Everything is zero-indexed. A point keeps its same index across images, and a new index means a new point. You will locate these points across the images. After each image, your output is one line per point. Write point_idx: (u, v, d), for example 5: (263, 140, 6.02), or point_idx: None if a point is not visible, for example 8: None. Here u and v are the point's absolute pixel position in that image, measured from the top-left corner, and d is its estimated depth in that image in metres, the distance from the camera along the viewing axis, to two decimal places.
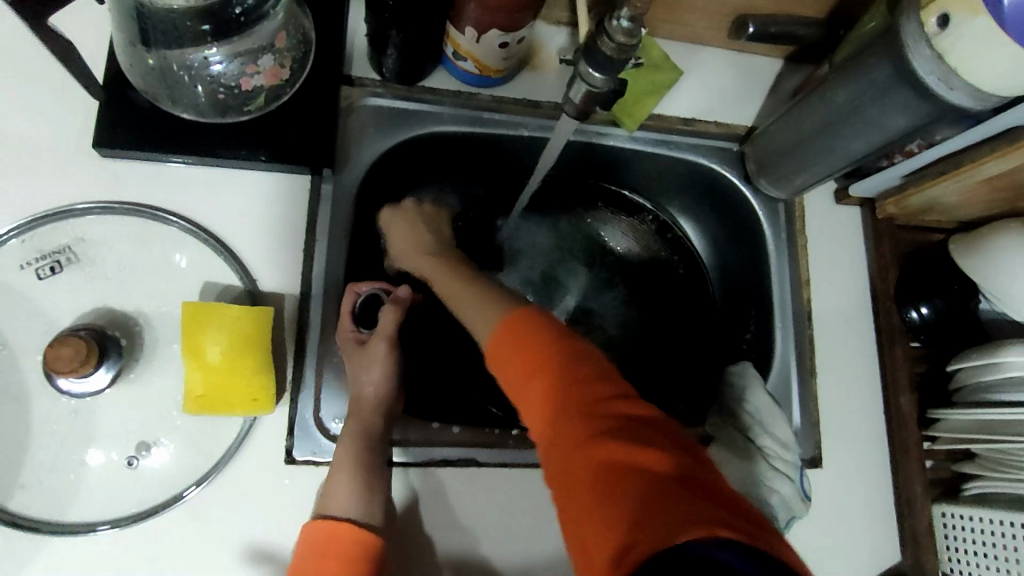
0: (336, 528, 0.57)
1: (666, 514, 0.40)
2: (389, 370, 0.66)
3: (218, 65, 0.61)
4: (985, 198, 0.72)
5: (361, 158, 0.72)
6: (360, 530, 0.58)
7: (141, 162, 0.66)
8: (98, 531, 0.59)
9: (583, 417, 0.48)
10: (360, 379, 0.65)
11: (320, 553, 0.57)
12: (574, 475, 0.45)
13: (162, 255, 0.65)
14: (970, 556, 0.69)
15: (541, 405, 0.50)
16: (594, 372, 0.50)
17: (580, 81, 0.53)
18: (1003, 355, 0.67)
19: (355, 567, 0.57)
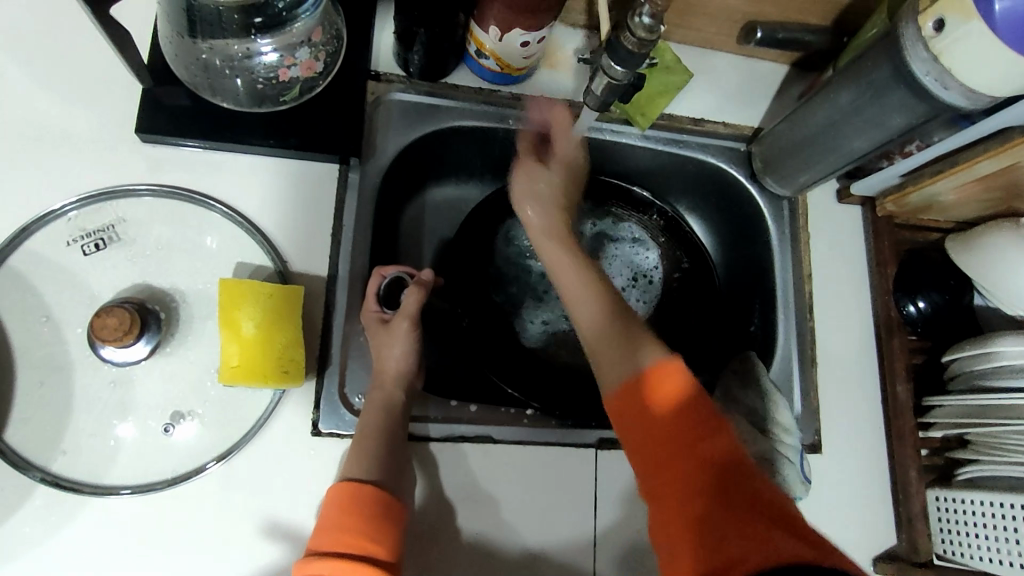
0: (356, 488, 0.59)
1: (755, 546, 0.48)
2: (411, 347, 0.69)
3: (261, 57, 0.65)
4: (979, 197, 0.75)
5: (389, 148, 0.75)
6: (379, 490, 0.60)
7: (181, 148, 0.69)
8: (124, 494, 0.62)
9: (698, 472, 0.53)
10: (385, 357, 0.68)
11: (340, 509, 0.59)
12: (683, 526, 0.51)
13: (198, 236, 0.68)
14: (962, 536, 0.72)
15: (654, 451, 0.55)
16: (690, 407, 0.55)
17: (602, 74, 0.57)
18: (995, 346, 0.70)
19: (373, 524, 0.58)
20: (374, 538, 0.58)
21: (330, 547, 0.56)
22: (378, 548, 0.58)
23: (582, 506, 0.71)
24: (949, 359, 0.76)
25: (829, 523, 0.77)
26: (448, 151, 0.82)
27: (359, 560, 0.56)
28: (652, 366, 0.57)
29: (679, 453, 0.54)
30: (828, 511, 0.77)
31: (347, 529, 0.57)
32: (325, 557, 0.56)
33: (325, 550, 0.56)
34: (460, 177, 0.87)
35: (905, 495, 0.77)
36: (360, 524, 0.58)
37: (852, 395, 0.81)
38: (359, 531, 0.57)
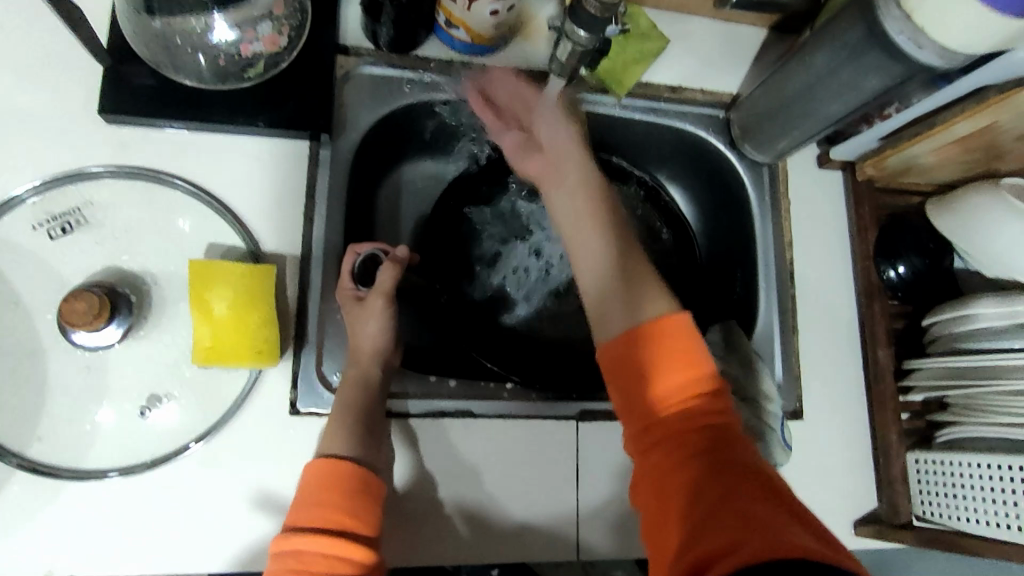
0: (334, 465, 0.59)
1: (742, 532, 0.45)
2: (386, 324, 0.68)
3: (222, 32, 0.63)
4: (958, 158, 0.75)
5: (359, 123, 0.74)
6: (358, 466, 0.60)
7: (147, 128, 0.68)
8: (110, 477, 0.62)
9: (687, 438, 0.52)
10: (358, 338, 0.67)
11: (319, 484, 0.58)
12: (673, 487, 0.50)
13: (168, 217, 0.67)
14: (941, 497, 0.73)
15: (649, 416, 0.54)
16: (688, 391, 0.54)
17: (566, 39, 0.56)
18: (972, 307, 0.71)
19: (354, 500, 0.58)
20: (353, 511, 0.57)
21: (310, 523, 0.55)
22: (358, 521, 0.57)
23: (564, 478, 0.71)
24: (929, 322, 0.76)
25: (810, 488, 0.77)
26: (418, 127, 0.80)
27: (341, 532, 0.56)
28: (655, 340, 0.56)
29: (673, 441, 0.52)
30: (809, 476, 0.78)
31: (325, 502, 0.57)
32: (305, 532, 0.55)
33: (302, 525, 0.55)
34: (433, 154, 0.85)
35: (885, 458, 0.77)
36: (341, 497, 0.58)
37: (833, 361, 0.81)
38: (339, 505, 0.57)
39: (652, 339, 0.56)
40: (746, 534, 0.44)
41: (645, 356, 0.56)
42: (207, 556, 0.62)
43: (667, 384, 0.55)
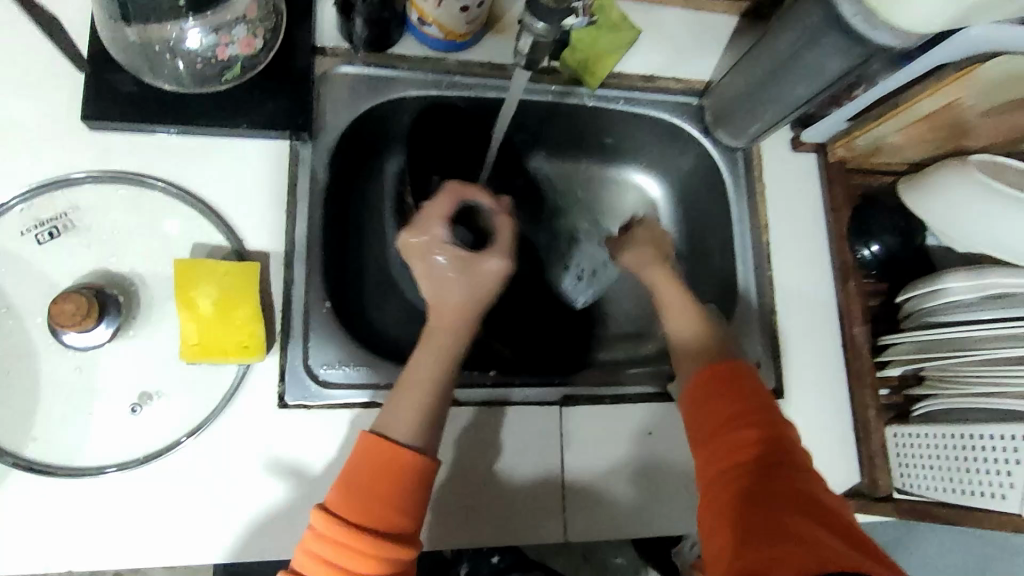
0: (396, 451, 0.56)
1: (796, 548, 0.51)
2: (501, 276, 0.64)
3: (195, 38, 0.65)
4: (925, 135, 0.76)
5: (338, 122, 0.76)
6: (421, 457, 0.57)
7: (130, 133, 0.70)
8: (106, 473, 0.63)
9: (752, 465, 0.59)
10: (490, 278, 0.63)
11: (374, 470, 0.55)
12: (734, 509, 0.57)
13: (154, 219, 0.69)
14: (918, 468, 0.74)
15: (718, 446, 0.62)
16: (754, 427, 0.62)
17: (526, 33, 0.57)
18: (941, 282, 0.72)
19: (406, 495, 0.55)
20: (406, 509, 0.55)
21: (350, 517, 0.53)
22: (405, 520, 0.55)
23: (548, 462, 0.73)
24: (901, 298, 0.78)
25: None
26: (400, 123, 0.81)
27: (383, 539, 0.53)
28: (725, 382, 0.65)
29: (739, 468, 0.60)
30: None
31: (378, 496, 0.54)
32: (348, 524, 0.53)
33: (347, 517, 0.53)
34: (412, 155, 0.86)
35: (864, 433, 0.79)
36: (397, 501, 0.55)
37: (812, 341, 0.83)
38: (390, 504, 0.54)
39: (722, 382, 0.65)
40: (798, 549, 0.51)
41: (714, 396, 0.65)
42: (206, 546, 0.64)
43: (735, 419, 0.63)
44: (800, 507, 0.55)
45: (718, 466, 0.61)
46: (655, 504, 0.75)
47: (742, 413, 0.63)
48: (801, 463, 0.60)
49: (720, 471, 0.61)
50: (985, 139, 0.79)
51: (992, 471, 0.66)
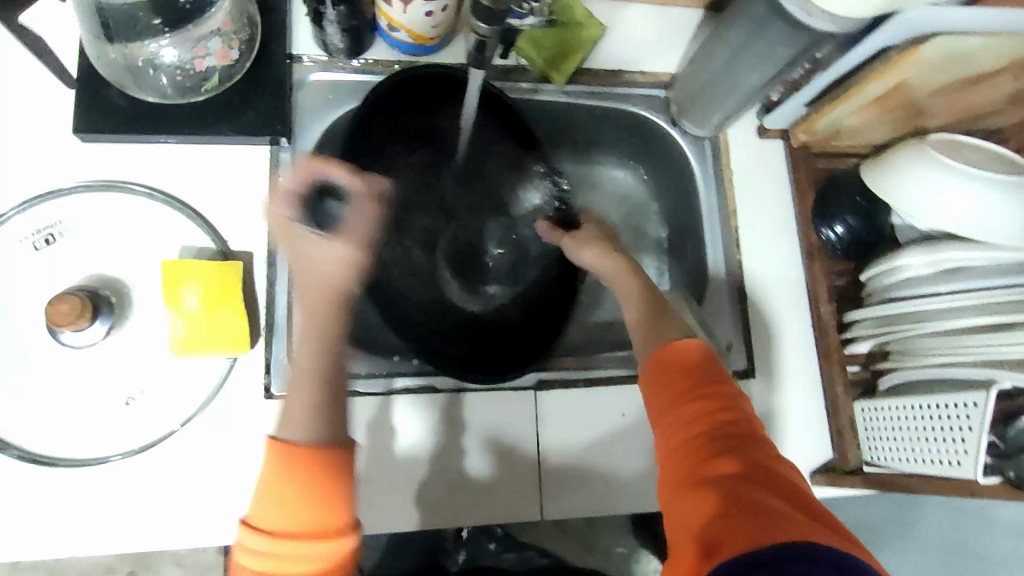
0: (300, 455, 0.52)
1: (761, 526, 0.49)
2: (343, 264, 0.53)
3: (172, 52, 0.69)
4: (881, 116, 0.79)
5: (315, 126, 0.80)
6: (332, 454, 0.52)
7: (119, 144, 0.74)
8: (113, 461, 0.68)
9: (712, 440, 0.57)
10: (331, 268, 0.53)
11: (285, 475, 0.51)
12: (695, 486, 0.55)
13: (144, 224, 0.73)
14: (884, 440, 0.76)
15: (678, 421, 0.59)
16: (714, 400, 0.60)
17: None
18: (899, 258, 0.74)
19: (329, 493, 0.52)
20: (335, 508, 0.52)
21: (280, 530, 0.50)
22: (335, 519, 0.52)
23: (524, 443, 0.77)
24: (863, 275, 0.80)
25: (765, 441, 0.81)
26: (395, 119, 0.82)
27: (315, 536, 0.51)
28: (680, 360, 0.62)
29: (697, 441, 0.57)
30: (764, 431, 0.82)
31: (300, 498, 0.51)
32: (270, 531, 0.50)
33: (269, 526, 0.50)
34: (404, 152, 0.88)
35: (835, 409, 0.81)
36: (331, 504, 0.52)
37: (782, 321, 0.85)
38: (323, 510, 0.51)
39: (675, 358, 0.63)
40: (762, 526, 0.49)
41: (671, 372, 0.62)
42: (202, 528, 0.68)
43: (695, 394, 0.60)
44: (763, 485, 0.53)
45: (678, 441, 0.59)
46: (632, 481, 0.79)
47: (701, 387, 0.60)
48: (763, 439, 0.58)
49: (679, 445, 0.58)
50: (943, 117, 0.81)
51: (947, 440, 0.67)
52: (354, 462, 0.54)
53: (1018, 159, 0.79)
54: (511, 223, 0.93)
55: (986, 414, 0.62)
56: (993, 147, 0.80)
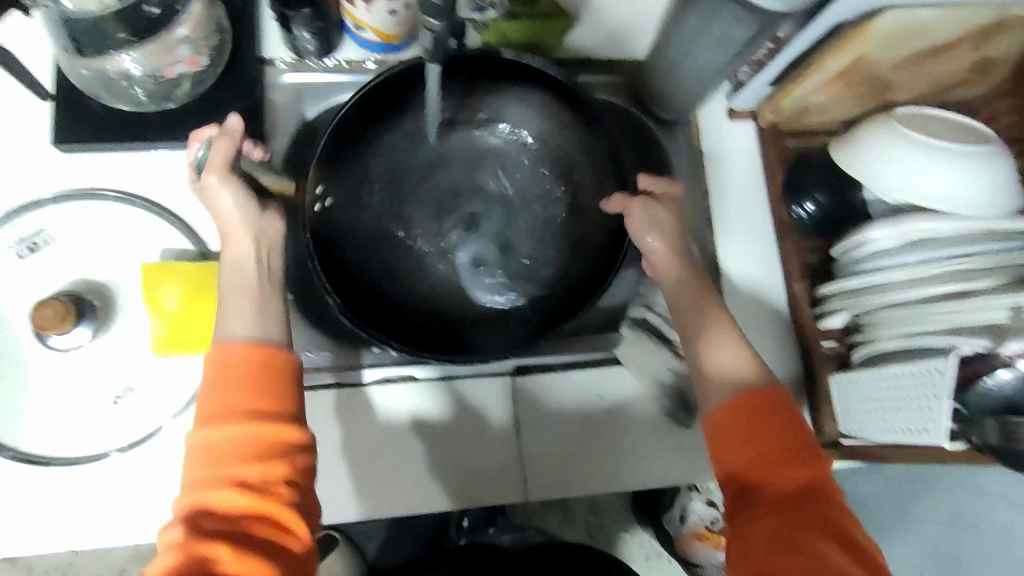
0: (229, 346, 0.60)
1: None
2: (236, 194, 0.65)
3: (138, 66, 0.71)
4: (847, 93, 0.79)
5: (286, 126, 0.83)
6: (262, 347, 0.60)
7: (98, 154, 0.76)
8: (110, 456, 0.70)
9: (789, 496, 0.59)
10: (221, 204, 0.66)
11: (221, 370, 0.59)
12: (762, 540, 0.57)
13: (125, 228, 0.75)
14: (856, 412, 0.76)
15: (754, 472, 0.61)
16: (797, 459, 0.60)
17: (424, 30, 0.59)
18: (865, 231, 0.75)
19: (266, 379, 0.60)
20: (275, 400, 0.59)
21: (227, 411, 0.57)
22: (277, 408, 0.59)
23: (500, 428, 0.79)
24: (833, 250, 0.80)
25: None
26: (393, 122, 0.79)
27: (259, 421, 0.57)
28: (767, 415, 0.62)
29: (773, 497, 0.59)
30: None
31: (242, 389, 0.59)
32: (218, 420, 0.57)
33: (214, 412, 0.57)
34: (426, 155, 0.82)
35: (811, 383, 0.82)
36: (268, 393, 0.59)
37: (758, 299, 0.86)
38: (266, 397, 0.59)
39: (761, 412, 0.62)
40: None
41: (755, 425, 0.62)
42: None
43: (779, 449, 0.61)
44: (833, 547, 0.56)
45: (755, 489, 0.60)
46: (613, 464, 0.81)
47: (785, 442, 0.61)
48: (840, 503, 0.59)
49: (756, 494, 0.60)
50: (909, 92, 0.82)
51: (917, 407, 0.67)
52: (298, 364, 0.62)
53: (982, 130, 0.78)
54: (519, 172, 0.83)
55: (950, 380, 0.63)
56: (962, 120, 0.79)
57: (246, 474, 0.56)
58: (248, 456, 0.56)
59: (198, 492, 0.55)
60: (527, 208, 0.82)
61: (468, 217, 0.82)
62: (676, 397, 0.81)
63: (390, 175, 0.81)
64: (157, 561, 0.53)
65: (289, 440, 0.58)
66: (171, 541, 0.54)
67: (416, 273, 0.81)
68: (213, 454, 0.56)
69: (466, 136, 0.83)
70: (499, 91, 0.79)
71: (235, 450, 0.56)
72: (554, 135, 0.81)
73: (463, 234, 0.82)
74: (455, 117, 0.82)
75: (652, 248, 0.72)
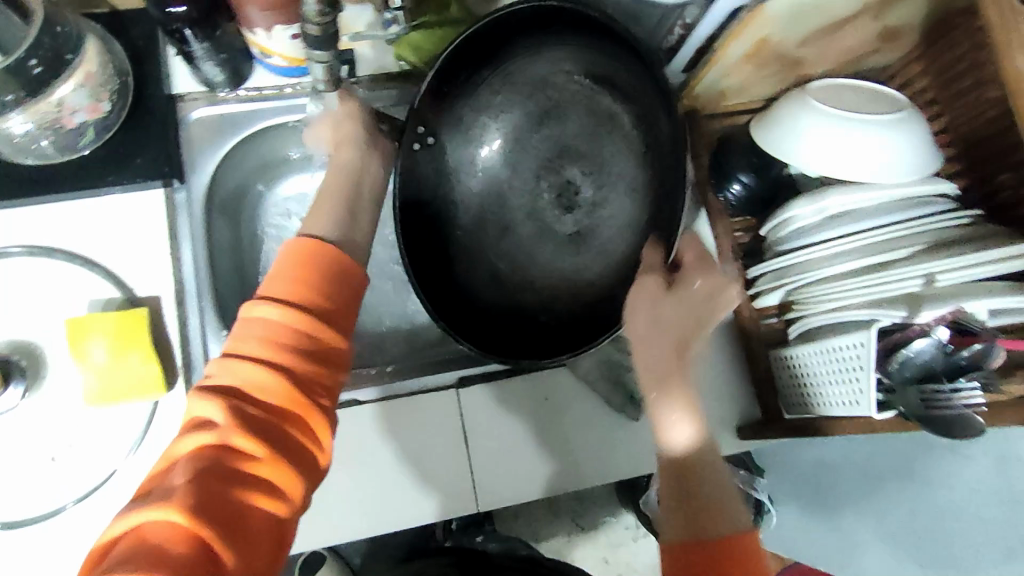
0: (313, 245, 0.55)
1: None
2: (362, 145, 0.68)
3: (31, 125, 0.69)
4: (757, 73, 0.80)
5: (206, 164, 0.81)
6: (329, 249, 0.56)
7: (12, 210, 0.75)
8: (64, 510, 0.70)
9: None
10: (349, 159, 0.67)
11: (294, 263, 0.54)
12: None
13: (46, 283, 0.74)
14: (792, 385, 0.79)
15: None
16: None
17: (312, 61, 0.58)
18: (787, 212, 0.75)
19: (328, 277, 0.55)
20: (331, 301, 0.54)
21: (289, 298, 0.52)
22: (334, 308, 0.54)
23: (452, 438, 0.80)
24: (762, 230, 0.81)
25: None
26: (512, 89, 0.76)
27: (317, 323, 0.53)
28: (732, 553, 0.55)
29: None
30: None
31: (296, 281, 0.53)
32: (275, 301, 0.52)
33: (272, 298, 0.52)
34: (537, 94, 0.76)
35: (753, 361, 0.84)
36: (334, 296, 0.55)
37: None
38: (321, 296, 0.54)
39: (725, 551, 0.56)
40: None
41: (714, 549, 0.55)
42: None
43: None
44: None
45: None
46: (565, 464, 0.81)
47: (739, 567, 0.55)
48: None
49: None
50: (822, 65, 0.82)
51: (847, 381, 0.68)
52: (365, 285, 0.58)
53: (895, 97, 0.78)
54: (583, 131, 0.77)
55: (871, 353, 0.64)
56: (875, 87, 0.80)
57: (296, 365, 0.51)
58: (300, 350, 0.51)
59: (242, 370, 0.49)
60: (618, 199, 0.77)
61: (591, 198, 0.78)
62: (621, 392, 0.82)
63: (494, 115, 0.76)
64: (191, 432, 0.48)
65: (337, 353, 0.54)
66: (211, 415, 0.48)
67: (514, 240, 0.79)
68: (267, 337, 0.51)
69: (576, 90, 0.75)
70: (601, 51, 0.71)
71: (286, 341, 0.51)
72: (661, 121, 0.71)
73: (555, 208, 0.78)
74: (554, 70, 0.75)
75: (647, 308, 0.64)
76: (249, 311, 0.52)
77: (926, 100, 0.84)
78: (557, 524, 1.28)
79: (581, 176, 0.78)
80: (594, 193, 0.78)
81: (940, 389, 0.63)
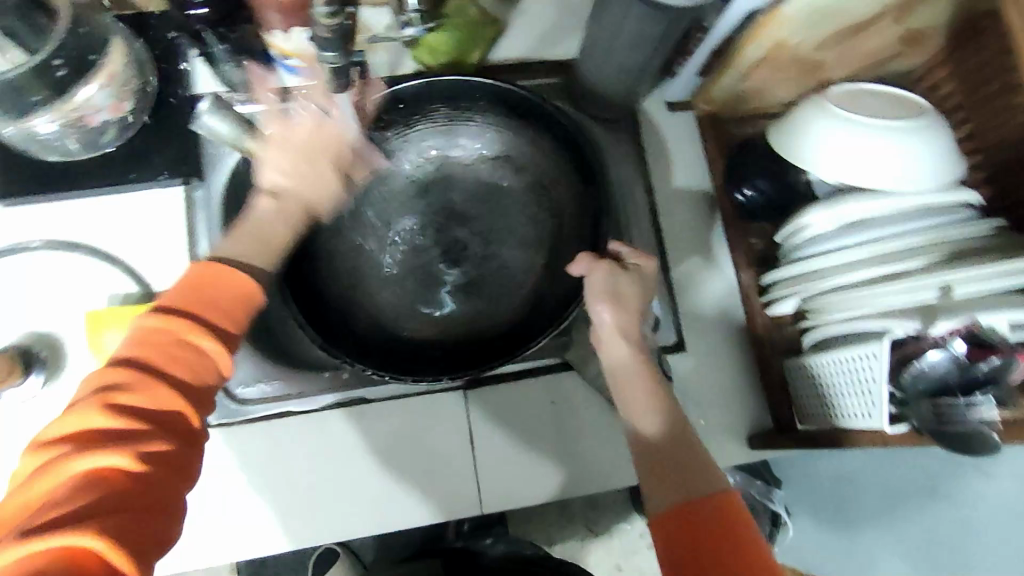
0: (221, 266, 0.53)
1: None
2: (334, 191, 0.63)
3: (57, 124, 0.71)
4: (774, 78, 0.79)
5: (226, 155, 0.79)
6: (247, 280, 0.53)
7: (39, 205, 0.77)
8: None
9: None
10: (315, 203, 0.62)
11: (198, 282, 0.52)
12: None
13: (70, 277, 0.77)
14: (806, 395, 0.77)
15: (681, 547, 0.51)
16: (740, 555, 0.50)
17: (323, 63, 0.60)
18: (802, 219, 0.74)
19: (233, 304, 0.52)
20: (225, 317, 0.52)
21: (187, 310, 0.50)
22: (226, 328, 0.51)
23: (459, 440, 0.80)
24: (776, 236, 0.80)
25: (697, 408, 0.84)
26: (420, 139, 0.80)
27: (203, 343, 0.50)
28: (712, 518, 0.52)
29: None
30: (694, 400, 0.84)
31: (200, 297, 0.51)
32: (169, 313, 0.50)
33: (167, 311, 0.50)
34: (445, 146, 0.80)
35: (766, 369, 0.82)
36: (226, 314, 0.52)
37: (707, 290, 0.86)
38: (232, 323, 0.52)
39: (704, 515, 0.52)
40: None
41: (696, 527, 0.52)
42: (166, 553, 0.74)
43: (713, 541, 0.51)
44: None
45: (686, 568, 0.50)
46: (570, 468, 0.81)
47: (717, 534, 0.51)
48: None
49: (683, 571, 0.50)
50: (843, 69, 0.81)
51: (859, 393, 0.67)
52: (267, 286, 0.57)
53: (918, 102, 0.76)
54: (486, 188, 0.81)
55: (884, 366, 0.62)
56: (899, 93, 0.78)
57: (188, 376, 0.49)
58: (200, 372, 0.49)
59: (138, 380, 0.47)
60: (512, 249, 0.80)
61: (483, 251, 0.80)
62: None
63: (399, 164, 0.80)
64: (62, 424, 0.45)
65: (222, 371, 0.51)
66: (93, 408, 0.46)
67: (394, 295, 0.78)
68: (157, 349, 0.48)
69: (483, 160, 0.81)
70: (516, 125, 0.79)
71: (175, 358, 0.48)
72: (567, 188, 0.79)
73: (446, 262, 0.79)
74: (478, 137, 0.80)
75: (599, 303, 0.64)
76: (135, 328, 0.49)
77: (953, 105, 0.81)
78: (569, 530, 1.27)
79: (475, 231, 0.80)
80: (489, 244, 0.80)
81: (955, 404, 0.60)
